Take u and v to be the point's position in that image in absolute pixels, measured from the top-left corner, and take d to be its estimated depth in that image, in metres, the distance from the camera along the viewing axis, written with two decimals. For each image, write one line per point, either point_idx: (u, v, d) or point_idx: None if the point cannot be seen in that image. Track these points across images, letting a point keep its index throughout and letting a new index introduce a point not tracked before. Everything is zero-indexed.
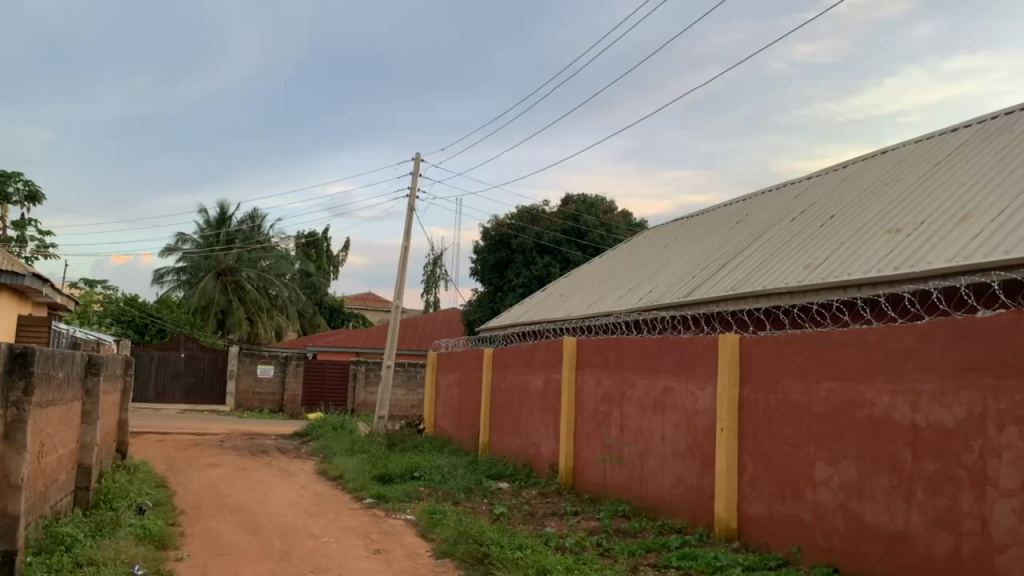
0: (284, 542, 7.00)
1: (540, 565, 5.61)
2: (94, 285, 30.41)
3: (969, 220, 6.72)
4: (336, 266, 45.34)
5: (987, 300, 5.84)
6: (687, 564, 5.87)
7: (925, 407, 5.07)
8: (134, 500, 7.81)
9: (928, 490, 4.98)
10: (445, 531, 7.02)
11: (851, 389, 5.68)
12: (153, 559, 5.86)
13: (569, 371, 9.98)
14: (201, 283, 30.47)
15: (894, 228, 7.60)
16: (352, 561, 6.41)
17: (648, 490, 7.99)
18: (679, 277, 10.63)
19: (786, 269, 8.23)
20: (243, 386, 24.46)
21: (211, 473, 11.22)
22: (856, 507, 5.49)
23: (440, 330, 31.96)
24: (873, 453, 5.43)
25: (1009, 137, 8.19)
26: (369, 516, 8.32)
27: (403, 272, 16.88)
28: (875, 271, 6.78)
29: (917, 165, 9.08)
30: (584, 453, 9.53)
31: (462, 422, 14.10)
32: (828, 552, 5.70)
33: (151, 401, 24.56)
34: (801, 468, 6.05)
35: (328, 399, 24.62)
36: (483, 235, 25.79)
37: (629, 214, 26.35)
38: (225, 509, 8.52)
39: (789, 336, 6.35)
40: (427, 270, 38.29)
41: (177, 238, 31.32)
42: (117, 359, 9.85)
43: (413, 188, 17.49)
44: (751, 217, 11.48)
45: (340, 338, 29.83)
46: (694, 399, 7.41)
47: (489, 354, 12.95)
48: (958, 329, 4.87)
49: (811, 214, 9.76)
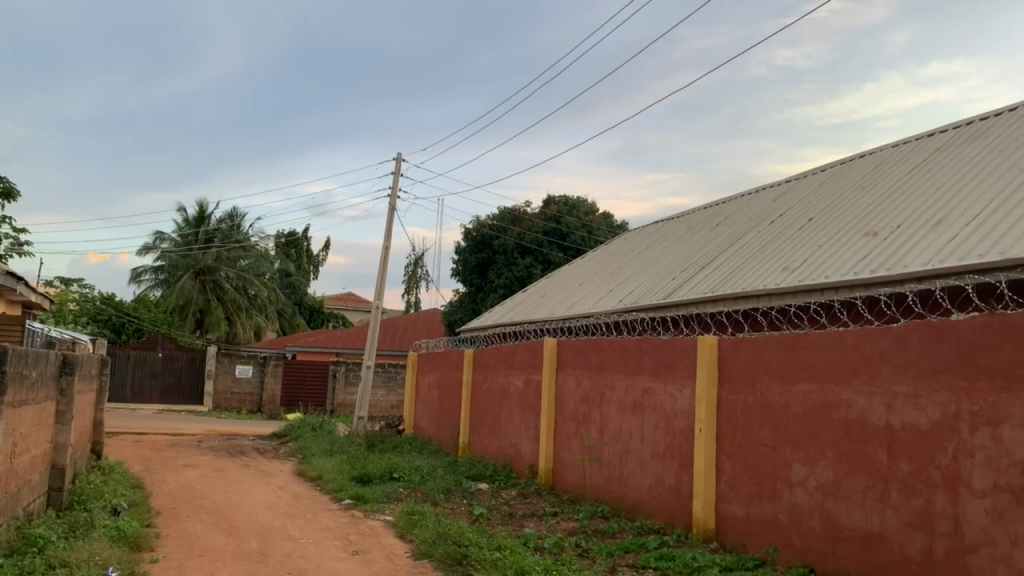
0: (261, 543, 6.97)
1: (518, 565, 5.62)
2: (69, 284, 30.01)
3: (944, 224, 6.82)
4: (316, 266, 45.04)
5: (960, 303, 5.93)
6: (665, 565, 5.89)
7: (900, 408, 5.12)
8: (109, 501, 7.74)
9: (902, 491, 5.03)
10: (424, 532, 7.02)
11: (827, 391, 5.73)
12: (128, 560, 5.81)
13: (550, 372, 9.99)
14: (178, 283, 30.27)
15: (871, 231, 7.69)
16: (329, 562, 6.37)
17: (627, 491, 8.02)
18: (659, 278, 10.69)
19: (764, 272, 8.29)
20: (221, 386, 24.30)
21: (187, 474, 11.12)
22: (832, 507, 5.54)
23: (421, 330, 31.86)
24: (849, 454, 5.49)
25: (983, 141, 8.32)
26: (347, 517, 8.29)
27: (383, 272, 16.82)
28: (852, 273, 6.87)
29: (893, 170, 9.19)
30: (563, 454, 9.55)
31: (442, 423, 14.08)
32: (804, 552, 5.74)
33: (128, 402, 24.31)
34: (778, 469, 6.10)
35: (306, 400, 24.34)
36: (465, 235, 25.77)
37: (611, 215, 26.42)
38: (202, 510, 8.46)
39: (767, 337, 6.40)
40: (408, 270, 38.29)
41: (154, 237, 31.06)
42: (92, 359, 9.70)
43: (394, 188, 17.42)
44: (730, 220, 11.57)
45: (319, 338, 29.70)
46: (673, 400, 7.44)
47: (469, 355, 12.93)
48: (933, 332, 4.93)
49: (789, 217, 9.86)
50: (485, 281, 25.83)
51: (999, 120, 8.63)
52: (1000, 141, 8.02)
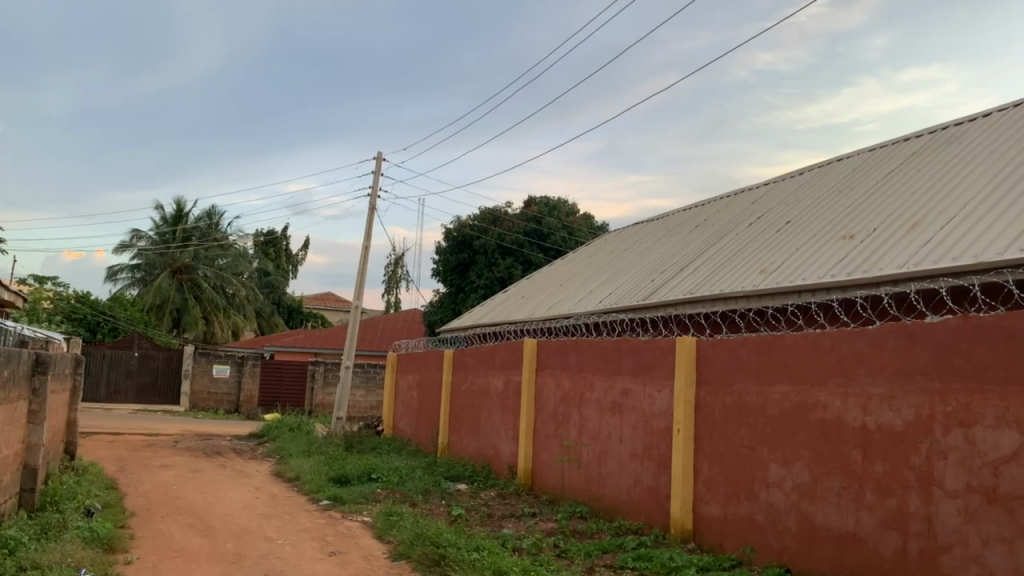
0: (236, 544, 6.92)
1: (496, 566, 5.61)
2: (43, 281, 29.54)
3: (920, 227, 6.90)
4: (294, 265, 44.74)
5: (934, 306, 6.02)
6: (642, 565, 5.91)
7: (875, 410, 5.18)
8: (82, 502, 7.64)
9: (877, 491, 5.08)
10: (403, 533, 6.99)
11: (804, 392, 5.78)
12: (101, 562, 5.74)
13: (530, 372, 9.99)
14: (156, 281, 29.98)
15: (848, 234, 7.76)
16: (307, 562, 6.35)
17: (605, 491, 8.05)
18: (639, 279, 10.74)
19: (742, 274, 8.34)
20: (198, 386, 24.12)
21: (162, 474, 11.01)
22: (809, 508, 5.58)
23: (400, 330, 31.76)
24: (825, 455, 5.53)
25: (959, 146, 8.42)
26: (324, 518, 8.26)
27: (363, 271, 16.75)
28: (828, 276, 6.92)
29: (870, 173, 9.29)
30: (542, 454, 9.56)
31: (421, 424, 14.05)
32: (780, 553, 5.78)
33: (103, 401, 24.02)
34: (755, 469, 6.14)
35: (284, 399, 24.26)
36: (445, 235, 25.74)
37: (591, 217, 26.51)
38: (177, 510, 8.39)
39: (744, 338, 6.43)
40: (388, 271, 38.23)
41: (131, 234, 30.73)
42: (66, 358, 9.57)
43: (374, 187, 17.36)
44: (710, 221, 11.65)
45: (298, 338, 29.54)
46: (652, 400, 7.47)
47: (449, 355, 12.89)
48: (907, 333, 4.98)
49: (768, 220, 9.94)
50: (465, 281, 25.80)
51: (973, 126, 8.75)
52: (975, 146, 8.13)
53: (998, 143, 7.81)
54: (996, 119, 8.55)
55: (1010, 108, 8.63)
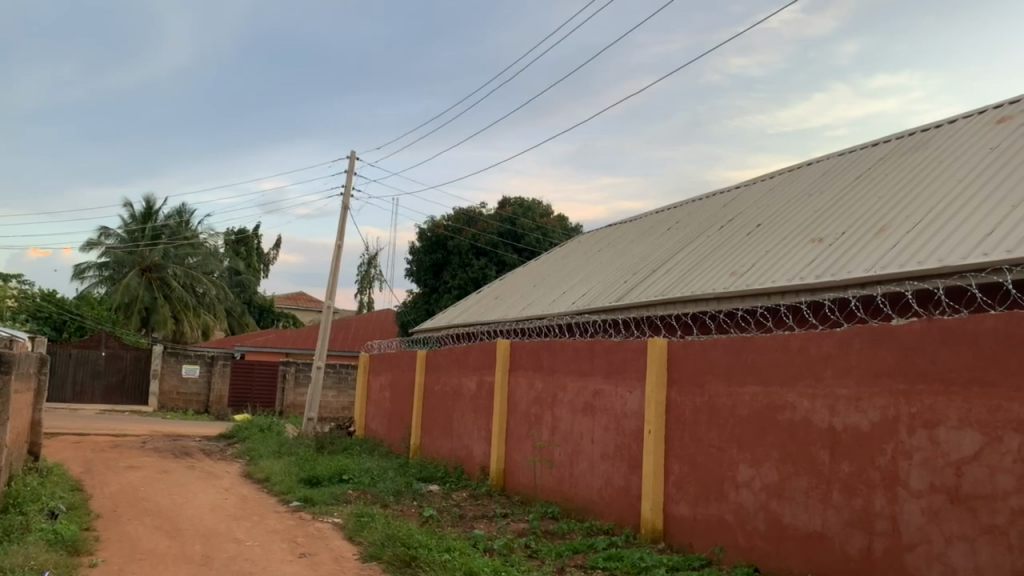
0: (205, 546, 6.83)
1: (467, 567, 5.60)
2: (8, 279, 28.96)
3: (885, 232, 7.02)
4: (265, 264, 44.20)
5: (900, 308, 6.15)
6: (613, 565, 5.93)
7: (842, 411, 5.25)
8: (45, 505, 7.49)
9: (844, 491, 5.15)
10: (373, 534, 6.94)
11: (772, 394, 5.85)
12: (65, 566, 5.63)
13: (503, 373, 9.99)
14: (124, 279, 29.50)
15: (817, 237, 7.86)
16: (276, 564, 6.29)
17: (577, 491, 8.07)
18: (612, 280, 10.81)
19: (712, 276, 8.43)
20: (167, 386, 23.84)
21: (129, 476, 10.85)
22: (777, 508, 5.64)
23: (374, 330, 31.59)
24: (793, 456, 5.60)
25: (924, 153, 8.57)
26: (295, 519, 8.20)
27: (336, 271, 16.65)
28: (797, 278, 7.01)
29: (839, 178, 9.44)
30: (515, 455, 9.56)
31: (393, 424, 14.00)
32: (749, 552, 5.84)
33: (68, 402, 23.62)
34: (724, 469, 6.19)
35: (254, 400, 24.01)
36: (419, 236, 25.67)
37: (565, 219, 26.59)
38: (144, 513, 8.26)
39: (714, 339, 6.49)
40: (361, 271, 38.14)
41: (99, 232, 30.27)
42: (30, 357, 9.36)
43: (347, 187, 17.25)
44: (681, 224, 11.76)
45: (269, 339, 29.27)
46: (623, 401, 7.51)
47: (422, 355, 12.85)
48: (874, 335, 5.07)
49: (738, 222, 10.05)
50: (439, 282, 25.75)
51: (937, 133, 8.92)
52: (940, 152, 8.29)
53: (962, 150, 7.96)
54: (959, 127, 8.73)
55: (974, 116, 8.81)
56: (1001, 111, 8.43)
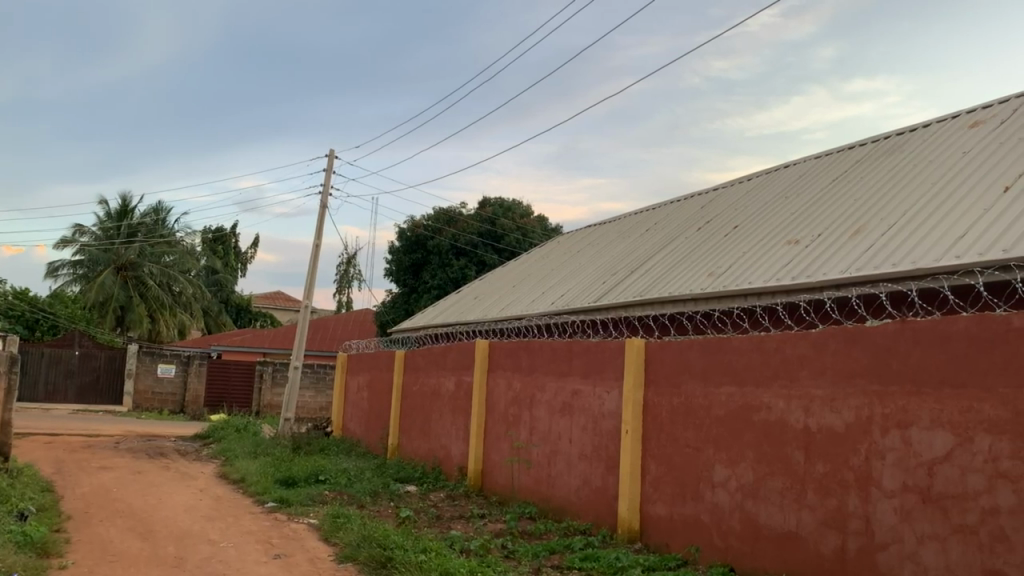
0: (178, 547, 6.76)
1: (443, 567, 5.56)
2: None
3: (861, 234, 7.10)
4: (243, 263, 43.87)
5: (874, 310, 6.21)
6: (589, 565, 5.93)
7: (816, 411, 5.29)
8: (14, 506, 7.36)
9: (818, 491, 5.19)
10: (349, 535, 6.89)
11: (748, 394, 5.88)
12: (33, 568, 5.53)
13: (481, 373, 9.97)
14: (99, 277, 29.16)
15: (793, 239, 7.93)
16: (250, 565, 6.24)
17: (554, 492, 8.07)
18: (590, 281, 10.82)
19: (689, 277, 8.48)
20: (141, 385, 23.60)
21: (101, 476, 10.71)
22: (752, 507, 5.68)
23: (352, 330, 31.44)
24: (768, 456, 5.63)
25: (899, 155, 8.69)
26: (270, 520, 8.14)
27: (313, 270, 16.52)
28: (774, 280, 7.07)
29: (815, 179, 9.53)
30: (493, 455, 9.55)
31: (371, 424, 13.93)
32: (725, 552, 5.86)
33: (40, 401, 23.29)
34: (700, 469, 6.22)
35: (231, 400, 23.81)
36: (399, 235, 25.56)
37: (545, 219, 26.63)
38: (117, 514, 8.15)
39: (692, 340, 6.52)
40: (340, 271, 37.98)
41: (73, 230, 29.89)
42: None
43: (326, 186, 17.15)
44: (660, 225, 11.81)
45: (246, 339, 29.05)
46: (601, 402, 7.52)
47: (400, 356, 12.80)
48: (849, 336, 5.11)
49: (717, 223, 10.11)
50: (419, 282, 25.67)
51: (913, 136, 9.03)
52: (914, 155, 8.40)
53: (937, 153, 8.07)
54: (934, 130, 8.85)
55: (948, 119, 8.94)
56: (974, 115, 8.56)
